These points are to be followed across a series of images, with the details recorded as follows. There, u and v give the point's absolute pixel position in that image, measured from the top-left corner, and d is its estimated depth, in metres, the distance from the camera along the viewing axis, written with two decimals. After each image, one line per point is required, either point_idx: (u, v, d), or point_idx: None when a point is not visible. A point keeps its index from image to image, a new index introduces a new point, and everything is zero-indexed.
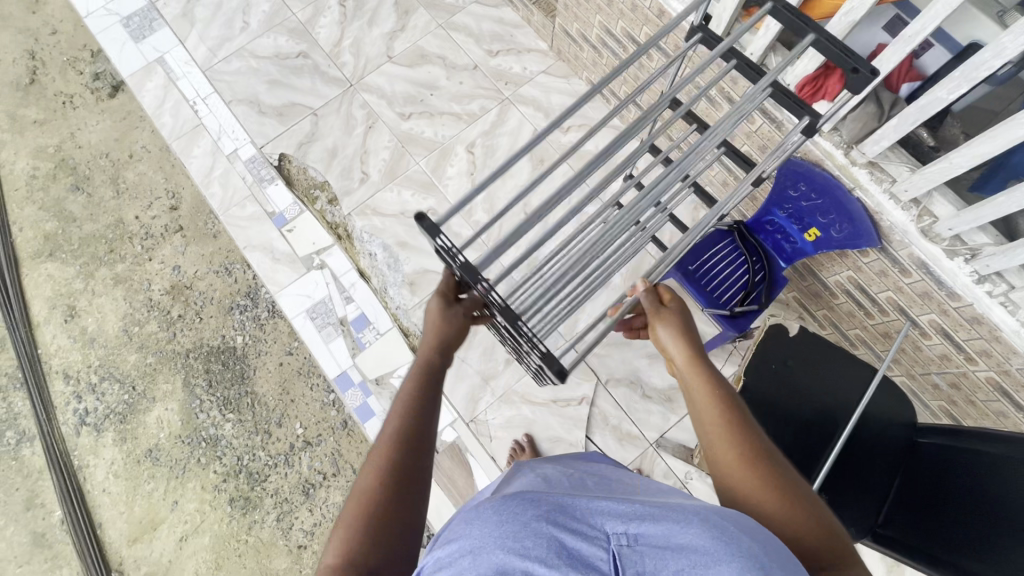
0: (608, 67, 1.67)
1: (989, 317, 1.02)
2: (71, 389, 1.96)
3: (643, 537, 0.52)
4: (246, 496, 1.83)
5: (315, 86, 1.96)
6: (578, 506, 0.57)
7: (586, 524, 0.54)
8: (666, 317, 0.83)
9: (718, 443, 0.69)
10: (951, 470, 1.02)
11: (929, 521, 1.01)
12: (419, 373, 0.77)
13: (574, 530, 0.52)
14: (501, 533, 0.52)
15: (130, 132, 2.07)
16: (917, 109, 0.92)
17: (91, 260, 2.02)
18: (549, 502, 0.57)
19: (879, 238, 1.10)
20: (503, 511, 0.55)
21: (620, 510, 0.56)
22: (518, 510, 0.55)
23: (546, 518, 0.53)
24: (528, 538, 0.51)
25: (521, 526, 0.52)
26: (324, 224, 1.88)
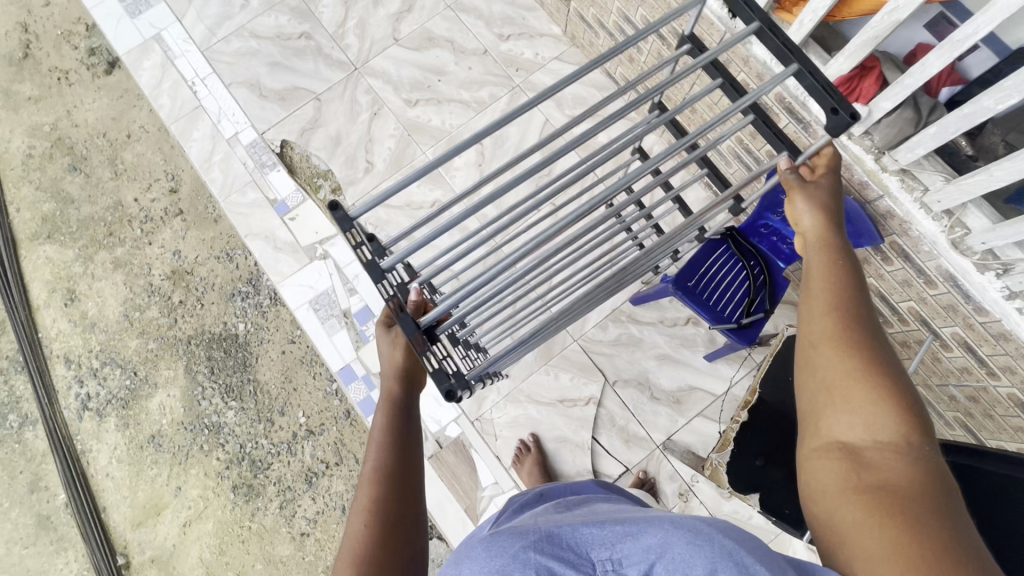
0: (625, 56, 1.59)
1: (1018, 334, 0.99)
2: (73, 373, 1.94)
3: (625, 559, 0.54)
4: (249, 484, 1.83)
5: (318, 69, 1.89)
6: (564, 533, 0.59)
7: (572, 551, 0.55)
8: (808, 192, 0.80)
9: (818, 317, 0.70)
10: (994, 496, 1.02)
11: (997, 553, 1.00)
12: (388, 412, 0.77)
13: (561, 558, 0.54)
14: (489, 569, 0.53)
15: (128, 111, 2.01)
16: (960, 118, 0.86)
17: (90, 243, 1.98)
18: (537, 531, 0.58)
19: (880, 234, 1.08)
20: (490, 546, 0.56)
21: (600, 533, 0.58)
22: (506, 544, 0.57)
23: (534, 547, 0.55)
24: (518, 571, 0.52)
25: (510, 558, 0.54)
26: (328, 213, 1.84)
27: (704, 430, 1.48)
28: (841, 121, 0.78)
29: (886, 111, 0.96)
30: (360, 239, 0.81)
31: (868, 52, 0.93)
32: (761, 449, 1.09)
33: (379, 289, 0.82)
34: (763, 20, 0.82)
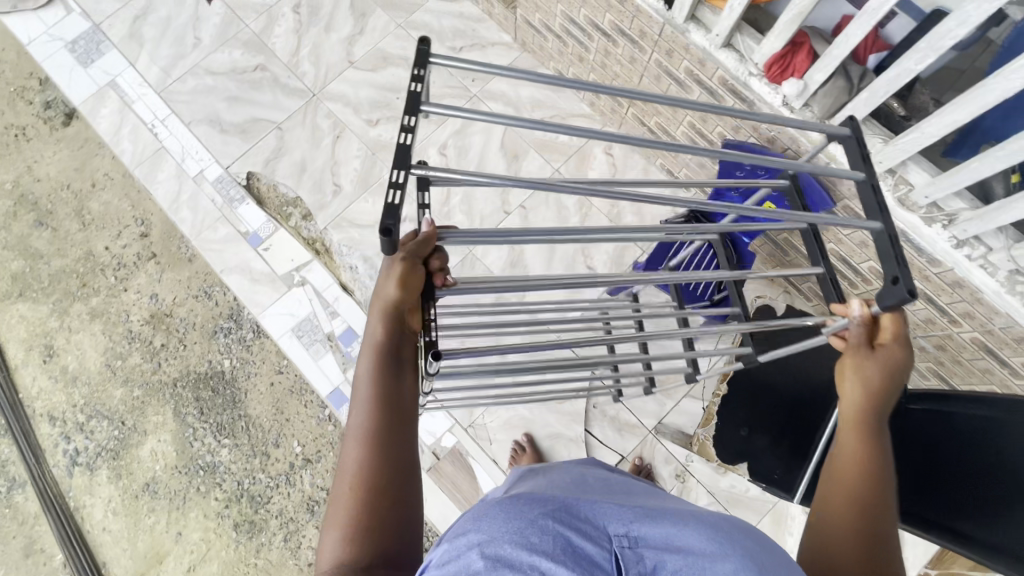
0: (575, 56, 1.57)
1: (970, 280, 1.04)
2: (58, 430, 1.91)
3: (642, 539, 0.55)
4: (251, 520, 1.81)
5: (277, 99, 1.90)
6: (580, 507, 0.59)
7: (589, 524, 0.55)
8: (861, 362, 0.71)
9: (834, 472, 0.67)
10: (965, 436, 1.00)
11: (965, 500, 0.97)
12: (371, 361, 0.67)
13: (580, 530, 0.54)
14: (509, 528, 0.52)
15: (90, 160, 2.00)
16: (886, 82, 0.91)
17: (64, 297, 1.96)
18: (554, 503, 0.58)
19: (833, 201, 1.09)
20: (509, 510, 0.56)
21: (618, 513, 0.59)
22: (525, 509, 0.56)
23: (552, 515, 0.54)
24: (536, 533, 0.52)
25: (529, 522, 0.53)
26: (300, 240, 1.84)
27: (693, 411, 1.51)
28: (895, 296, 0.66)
29: (821, 83, 1.01)
30: (416, 74, 0.70)
31: (795, 29, 0.98)
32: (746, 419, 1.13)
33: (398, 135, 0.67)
34: (870, 177, 0.73)
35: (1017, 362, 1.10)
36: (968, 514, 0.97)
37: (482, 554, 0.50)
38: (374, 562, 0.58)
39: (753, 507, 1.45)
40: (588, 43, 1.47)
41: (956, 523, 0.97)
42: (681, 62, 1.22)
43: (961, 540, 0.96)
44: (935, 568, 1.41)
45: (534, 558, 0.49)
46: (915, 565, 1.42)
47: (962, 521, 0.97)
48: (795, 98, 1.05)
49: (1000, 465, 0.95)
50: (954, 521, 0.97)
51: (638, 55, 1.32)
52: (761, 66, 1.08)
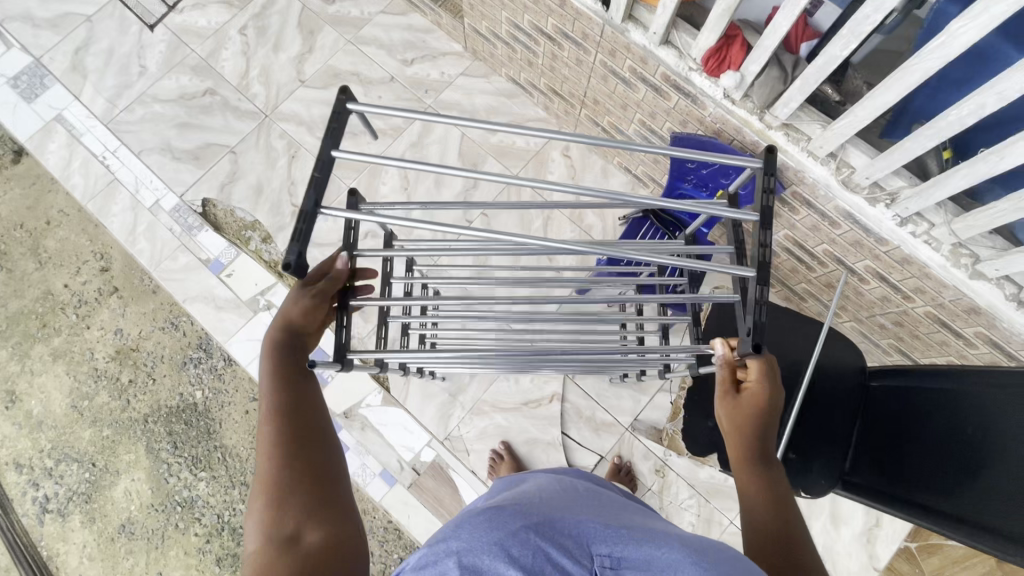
0: (524, 61, 1.57)
1: (918, 256, 1.06)
2: (26, 478, 1.85)
3: (625, 561, 0.55)
4: (234, 553, 1.76)
5: (229, 123, 1.88)
6: (566, 524, 0.59)
7: (572, 542, 0.56)
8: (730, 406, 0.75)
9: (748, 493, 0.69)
10: (929, 408, 0.97)
11: (942, 475, 0.91)
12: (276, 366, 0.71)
13: (562, 547, 0.55)
14: (488, 539, 0.55)
15: (43, 197, 1.94)
16: (816, 69, 0.93)
17: (24, 339, 1.90)
18: (540, 518, 0.59)
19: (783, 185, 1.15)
20: (493, 522, 0.58)
21: (603, 532, 0.59)
22: (509, 521, 0.58)
23: (534, 528, 0.56)
24: (518, 544, 0.54)
25: (509, 535, 0.55)
26: (262, 263, 1.81)
27: (668, 405, 1.51)
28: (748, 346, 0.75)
29: (756, 74, 1.03)
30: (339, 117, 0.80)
31: (727, 22, 0.99)
32: (712, 409, 1.10)
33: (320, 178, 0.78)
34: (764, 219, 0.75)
35: (970, 333, 1.13)
36: (943, 492, 0.90)
37: (459, 562, 0.53)
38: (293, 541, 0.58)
39: (733, 496, 1.45)
40: (535, 47, 1.47)
41: (929, 499, 0.91)
42: (624, 62, 1.23)
43: (945, 521, 0.87)
44: (915, 540, 1.43)
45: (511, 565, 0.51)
46: (894, 539, 1.44)
47: (936, 498, 0.90)
48: (735, 90, 1.07)
49: (967, 434, 0.90)
50: (926, 498, 0.92)
51: (583, 56, 1.33)
52: (699, 61, 1.10)
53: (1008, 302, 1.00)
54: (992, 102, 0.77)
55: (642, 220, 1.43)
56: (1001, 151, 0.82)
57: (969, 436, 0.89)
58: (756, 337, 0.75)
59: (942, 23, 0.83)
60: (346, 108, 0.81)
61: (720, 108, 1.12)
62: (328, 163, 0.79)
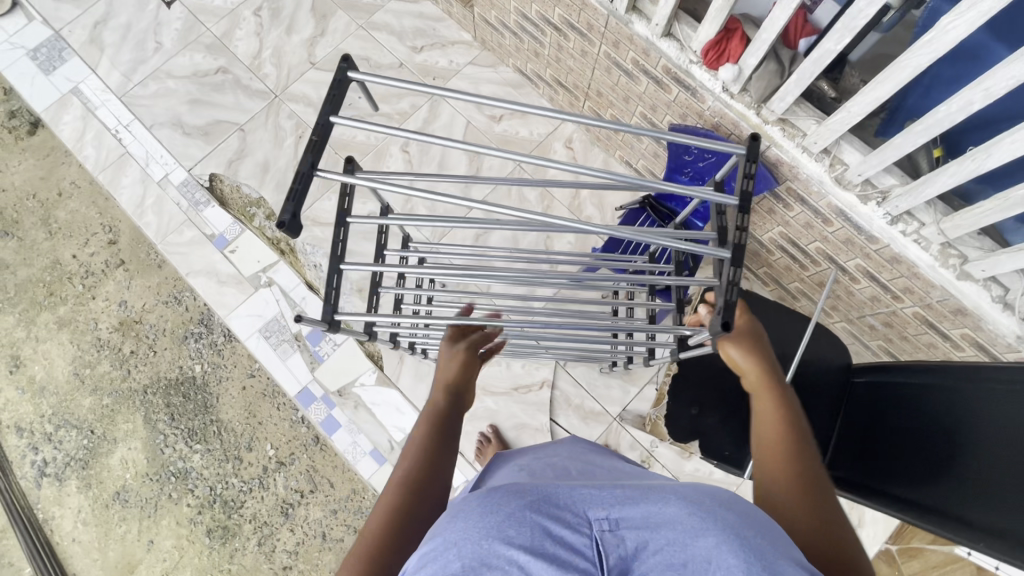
0: (531, 51, 1.59)
1: (907, 255, 1.07)
2: (25, 442, 1.89)
3: (623, 520, 0.51)
4: (224, 526, 1.79)
5: (239, 101, 1.91)
6: (561, 493, 0.55)
7: (569, 510, 0.52)
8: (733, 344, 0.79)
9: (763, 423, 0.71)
10: (909, 402, 0.99)
11: (913, 467, 0.94)
12: (428, 421, 0.78)
13: (561, 519, 0.51)
14: (484, 524, 0.50)
15: (56, 169, 1.99)
16: (811, 63, 0.94)
17: (31, 306, 1.94)
18: (533, 490, 0.55)
19: (776, 179, 1.17)
20: (485, 501, 0.53)
21: (597, 494, 0.55)
22: (501, 500, 0.53)
23: (531, 505, 0.51)
24: (512, 526, 0.49)
25: (504, 515, 0.51)
26: (265, 240, 1.84)
27: (656, 397, 1.53)
28: (716, 327, 0.77)
29: (754, 67, 1.04)
30: (339, 87, 0.84)
31: (728, 14, 1.01)
32: (695, 398, 1.13)
33: (315, 142, 0.81)
34: (743, 203, 0.78)
35: (956, 334, 1.14)
36: (916, 483, 0.93)
37: (459, 555, 0.48)
38: None
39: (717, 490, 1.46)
40: (542, 38, 1.49)
41: (901, 491, 0.94)
42: (627, 53, 1.25)
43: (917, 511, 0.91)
44: (895, 543, 1.44)
45: (512, 550, 0.47)
46: (876, 540, 1.45)
47: (908, 489, 0.93)
48: (733, 82, 1.09)
49: (937, 430, 0.92)
50: (898, 489, 0.95)
51: (588, 47, 1.35)
52: (698, 53, 1.11)
53: (994, 304, 1.01)
54: (979, 99, 0.79)
55: (639, 212, 1.45)
56: (989, 148, 0.83)
57: (940, 433, 0.91)
58: (725, 315, 0.75)
59: (934, 20, 0.84)
60: (344, 77, 0.85)
61: (719, 102, 1.14)
62: (327, 127, 0.82)
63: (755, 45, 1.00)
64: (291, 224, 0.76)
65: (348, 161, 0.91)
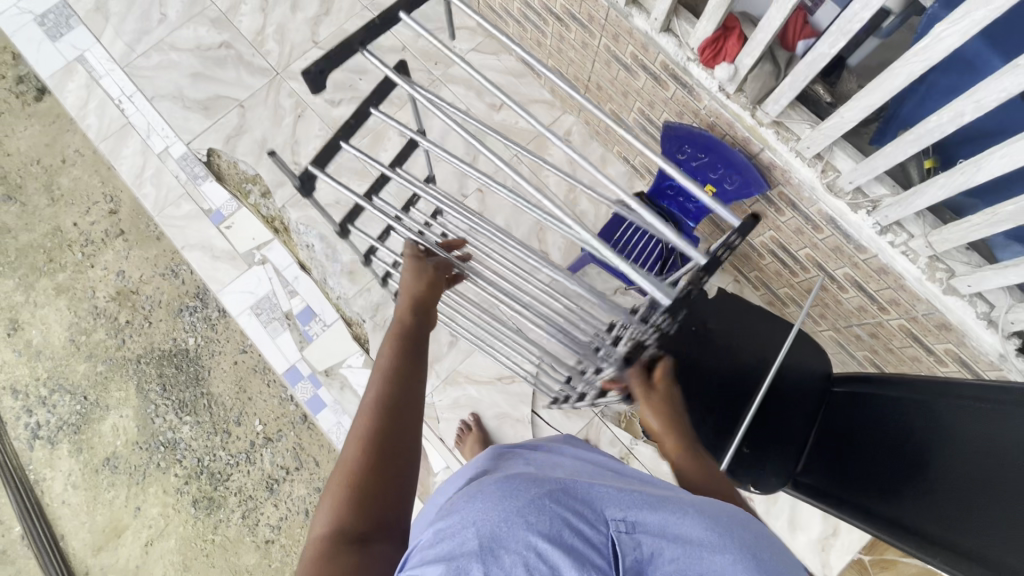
0: (533, 40, 1.58)
1: (894, 267, 1.06)
2: (20, 403, 1.92)
3: (641, 525, 0.52)
4: (210, 497, 1.82)
5: (241, 77, 1.91)
6: (580, 488, 0.55)
7: (588, 506, 0.52)
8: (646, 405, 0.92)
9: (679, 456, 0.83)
10: (887, 412, 0.97)
11: (881, 478, 0.94)
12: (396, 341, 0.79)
13: (580, 513, 0.50)
14: (503, 507, 0.49)
15: (61, 136, 2.01)
16: (805, 67, 0.93)
17: (30, 271, 1.97)
18: (552, 483, 0.54)
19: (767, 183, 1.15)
20: (505, 487, 0.52)
21: (616, 495, 0.56)
22: (521, 487, 0.52)
23: (553, 496, 0.51)
24: (534, 513, 0.48)
25: (526, 501, 0.50)
26: (260, 218, 1.85)
27: None
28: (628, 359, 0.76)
29: (749, 68, 1.03)
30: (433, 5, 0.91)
31: (725, 13, 0.99)
32: (672, 398, 1.12)
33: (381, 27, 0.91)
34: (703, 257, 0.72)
35: (939, 349, 1.13)
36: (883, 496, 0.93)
37: (478, 534, 0.47)
38: (360, 525, 0.58)
39: None
40: (544, 28, 1.48)
41: (865, 501, 0.95)
42: (626, 47, 1.24)
43: (880, 522, 0.92)
44: (868, 554, 1.44)
45: (534, 538, 0.46)
46: (849, 550, 1.45)
47: (874, 501, 0.94)
48: (728, 82, 1.07)
49: (912, 445, 0.91)
50: (864, 501, 0.96)
51: (588, 39, 1.33)
52: (696, 50, 1.10)
53: (979, 320, 1.00)
54: (970, 111, 0.77)
55: None
56: (979, 162, 0.82)
57: (912, 448, 0.91)
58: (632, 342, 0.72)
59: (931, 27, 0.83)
60: None
61: (715, 101, 1.12)
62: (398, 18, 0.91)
63: (751, 44, 0.99)
64: (314, 78, 0.86)
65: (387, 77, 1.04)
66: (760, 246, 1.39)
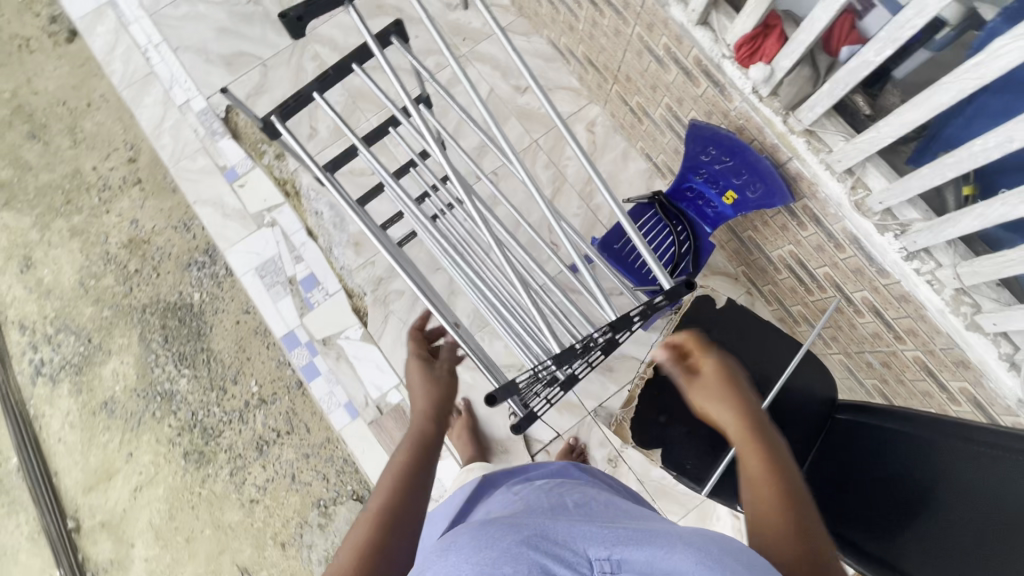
0: (565, 24, 1.53)
1: (917, 295, 1.00)
2: (27, 339, 1.95)
3: (625, 563, 0.50)
4: (201, 451, 1.84)
5: (266, 35, 1.89)
6: (559, 531, 0.55)
7: (567, 550, 0.52)
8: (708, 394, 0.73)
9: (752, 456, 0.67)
10: (884, 451, 0.94)
11: (880, 520, 0.89)
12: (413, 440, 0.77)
13: (557, 556, 0.51)
14: (475, 559, 0.50)
15: (87, 80, 2.01)
16: (846, 73, 0.87)
17: (48, 210, 1.98)
18: (530, 527, 0.55)
19: (792, 193, 1.08)
20: (481, 536, 0.54)
21: (600, 533, 0.55)
22: (497, 535, 0.54)
23: (525, 542, 0.52)
24: (505, 564, 0.49)
25: (499, 552, 0.51)
26: (273, 179, 1.84)
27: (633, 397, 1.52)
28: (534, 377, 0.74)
29: (787, 70, 0.97)
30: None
31: (767, 9, 0.94)
32: (665, 406, 1.10)
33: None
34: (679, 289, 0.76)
35: (954, 387, 1.08)
36: (873, 531, 0.90)
37: None
38: None
39: (680, 502, 1.44)
40: (577, 11, 1.43)
41: (857, 536, 0.92)
42: (659, 38, 1.18)
43: (884, 568, 0.86)
44: None
45: None
46: None
47: (864, 536, 0.91)
48: (762, 84, 1.01)
49: (910, 485, 0.87)
50: (855, 535, 0.92)
51: (620, 26, 1.28)
52: (732, 47, 1.04)
53: (1000, 361, 0.94)
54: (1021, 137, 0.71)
55: (647, 207, 1.38)
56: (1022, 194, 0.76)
57: (908, 489, 0.87)
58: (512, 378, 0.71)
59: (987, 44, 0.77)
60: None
61: (747, 103, 1.06)
62: None
63: (791, 44, 0.93)
64: (293, 24, 0.85)
65: (379, 31, 1.01)
66: (777, 259, 1.34)
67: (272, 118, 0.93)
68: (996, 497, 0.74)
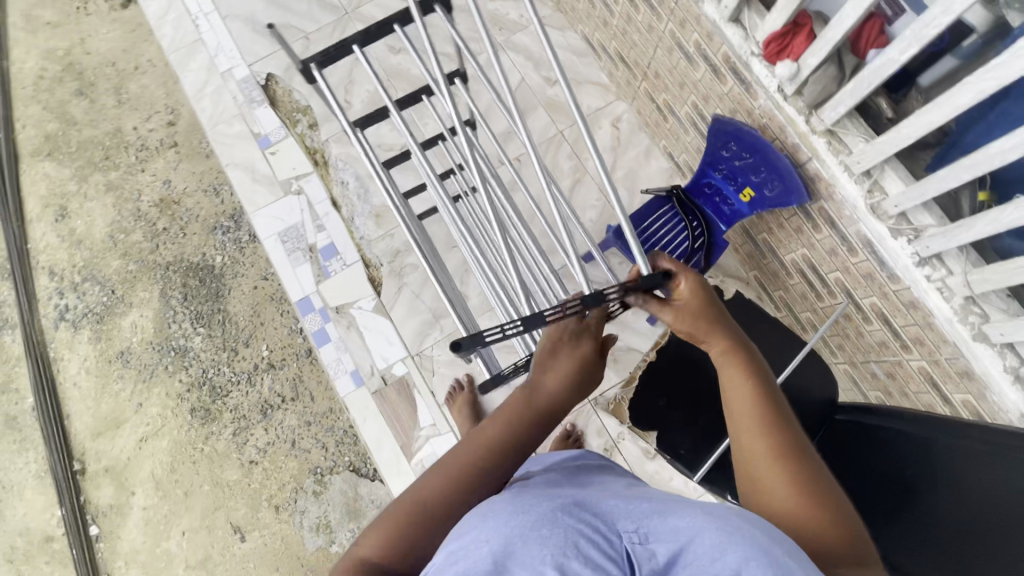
0: (599, 19, 1.57)
1: (926, 302, 1.00)
2: (54, 285, 2.03)
3: (656, 535, 0.47)
4: (207, 408, 1.89)
5: (311, 10, 1.96)
6: (594, 505, 0.51)
7: (602, 521, 0.48)
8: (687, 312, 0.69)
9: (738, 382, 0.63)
10: (887, 451, 0.93)
11: (883, 512, 0.92)
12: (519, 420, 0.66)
13: (591, 522, 0.47)
14: (511, 520, 0.46)
15: (138, 44, 2.11)
16: (871, 72, 0.89)
17: (87, 164, 2.07)
18: (564, 498, 0.51)
19: (808, 193, 1.10)
20: (516, 503, 0.50)
21: (631, 509, 0.51)
22: (533, 503, 0.50)
23: (561, 509, 0.48)
24: (543, 527, 0.45)
25: (534, 514, 0.47)
26: (304, 149, 1.91)
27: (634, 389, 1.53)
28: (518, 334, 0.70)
29: (813, 68, 0.99)
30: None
31: (798, 6, 0.96)
32: (665, 389, 1.11)
33: None
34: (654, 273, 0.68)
35: (957, 400, 1.07)
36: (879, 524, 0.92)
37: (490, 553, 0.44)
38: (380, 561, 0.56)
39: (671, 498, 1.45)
40: (613, 7, 1.46)
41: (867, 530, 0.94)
42: (691, 34, 1.21)
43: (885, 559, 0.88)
44: None
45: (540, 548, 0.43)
46: None
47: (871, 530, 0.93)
48: (787, 82, 1.03)
49: (909, 484, 0.87)
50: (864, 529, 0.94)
51: (653, 21, 1.31)
52: (761, 44, 1.06)
53: (1004, 373, 0.94)
54: None
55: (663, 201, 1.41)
56: None
57: (903, 483, 0.88)
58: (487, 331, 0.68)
59: None
60: None
61: (771, 101, 1.09)
62: None
63: (818, 41, 0.95)
64: None
65: None
66: (789, 263, 1.35)
67: (309, 65, 0.97)
68: (978, 496, 0.75)
